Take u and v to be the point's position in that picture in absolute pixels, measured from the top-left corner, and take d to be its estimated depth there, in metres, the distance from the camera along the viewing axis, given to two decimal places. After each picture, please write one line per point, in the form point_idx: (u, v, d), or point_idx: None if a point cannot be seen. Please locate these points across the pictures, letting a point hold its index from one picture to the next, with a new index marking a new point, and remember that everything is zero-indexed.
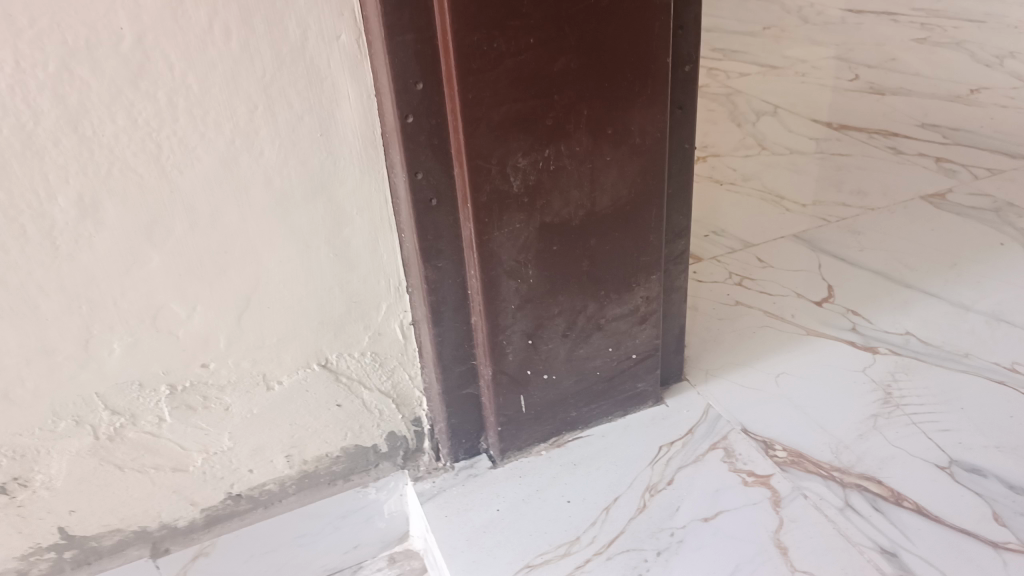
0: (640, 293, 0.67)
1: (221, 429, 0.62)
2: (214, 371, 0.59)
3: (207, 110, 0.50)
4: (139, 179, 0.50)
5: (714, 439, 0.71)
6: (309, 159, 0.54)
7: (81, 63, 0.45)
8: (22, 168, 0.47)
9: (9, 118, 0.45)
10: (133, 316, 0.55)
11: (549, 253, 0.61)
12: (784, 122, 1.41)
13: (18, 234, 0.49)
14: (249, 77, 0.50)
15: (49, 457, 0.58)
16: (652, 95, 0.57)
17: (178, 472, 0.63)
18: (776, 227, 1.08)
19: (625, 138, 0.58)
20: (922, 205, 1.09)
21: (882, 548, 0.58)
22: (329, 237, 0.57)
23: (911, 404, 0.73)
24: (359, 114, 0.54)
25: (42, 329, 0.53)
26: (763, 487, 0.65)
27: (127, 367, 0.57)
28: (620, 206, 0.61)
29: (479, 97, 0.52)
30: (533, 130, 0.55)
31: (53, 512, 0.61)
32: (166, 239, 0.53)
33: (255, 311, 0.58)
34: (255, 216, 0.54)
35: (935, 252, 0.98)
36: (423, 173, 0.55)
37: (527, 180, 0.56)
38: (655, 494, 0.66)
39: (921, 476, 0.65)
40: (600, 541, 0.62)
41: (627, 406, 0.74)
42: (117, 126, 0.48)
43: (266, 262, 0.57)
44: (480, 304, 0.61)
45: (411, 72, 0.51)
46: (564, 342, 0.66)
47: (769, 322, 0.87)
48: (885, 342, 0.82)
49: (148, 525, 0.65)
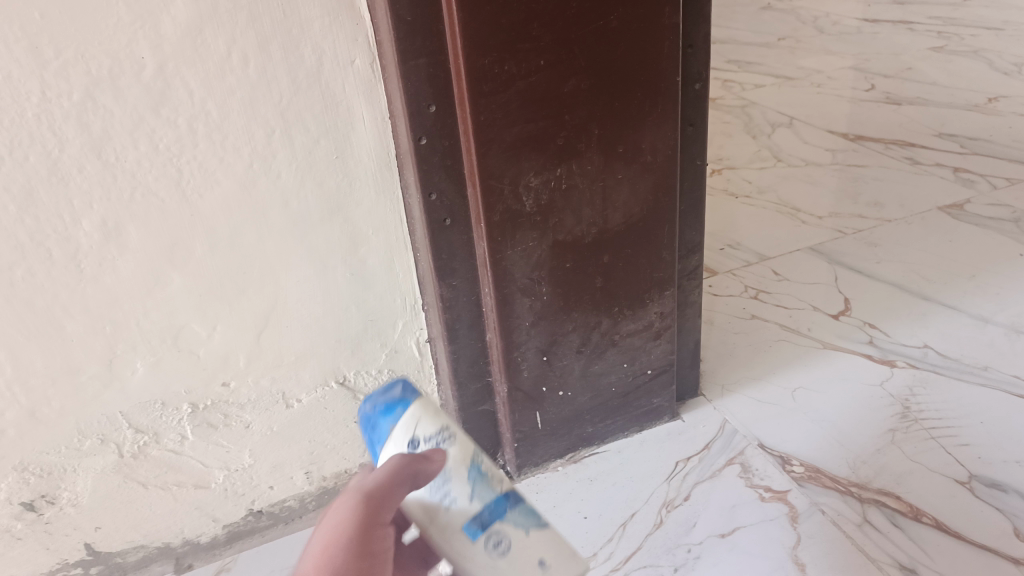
0: (653, 309, 0.68)
1: (241, 446, 0.64)
2: (234, 390, 0.61)
3: (227, 135, 0.51)
4: (162, 204, 0.52)
5: (730, 453, 0.71)
6: (326, 181, 0.55)
7: (105, 92, 0.47)
8: (49, 195, 0.49)
9: (37, 146, 0.47)
10: (155, 336, 0.56)
11: (562, 270, 0.61)
12: (800, 134, 1.39)
13: (45, 257, 0.50)
14: (267, 102, 0.51)
15: (75, 475, 0.59)
16: (663, 113, 0.58)
17: (199, 489, 0.64)
18: (793, 239, 1.08)
19: (636, 156, 0.59)
20: (939, 216, 1.09)
21: (901, 565, 0.58)
22: (346, 257, 0.59)
23: (929, 418, 0.72)
24: (374, 136, 0.55)
25: (68, 350, 0.54)
26: (780, 502, 0.64)
27: (151, 386, 0.58)
28: (632, 223, 0.62)
29: (492, 119, 0.52)
30: (544, 150, 0.55)
31: (78, 529, 0.62)
32: (188, 261, 0.54)
33: (273, 330, 0.60)
34: (274, 237, 0.56)
35: (954, 263, 0.97)
36: (437, 193, 0.56)
37: (539, 199, 0.57)
38: (671, 510, 0.66)
39: (940, 491, 0.64)
40: (616, 557, 0.62)
41: (643, 421, 0.75)
42: (140, 152, 0.49)
43: (284, 281, 0.58)
44: (494, 321, 0.62)
45: (424, 95, 0.52)
46: (578, 358, 0.67)
47: (785, 335, 0.87)
48: (902, 355, 0.82)
49: (171, 541, 0.67)
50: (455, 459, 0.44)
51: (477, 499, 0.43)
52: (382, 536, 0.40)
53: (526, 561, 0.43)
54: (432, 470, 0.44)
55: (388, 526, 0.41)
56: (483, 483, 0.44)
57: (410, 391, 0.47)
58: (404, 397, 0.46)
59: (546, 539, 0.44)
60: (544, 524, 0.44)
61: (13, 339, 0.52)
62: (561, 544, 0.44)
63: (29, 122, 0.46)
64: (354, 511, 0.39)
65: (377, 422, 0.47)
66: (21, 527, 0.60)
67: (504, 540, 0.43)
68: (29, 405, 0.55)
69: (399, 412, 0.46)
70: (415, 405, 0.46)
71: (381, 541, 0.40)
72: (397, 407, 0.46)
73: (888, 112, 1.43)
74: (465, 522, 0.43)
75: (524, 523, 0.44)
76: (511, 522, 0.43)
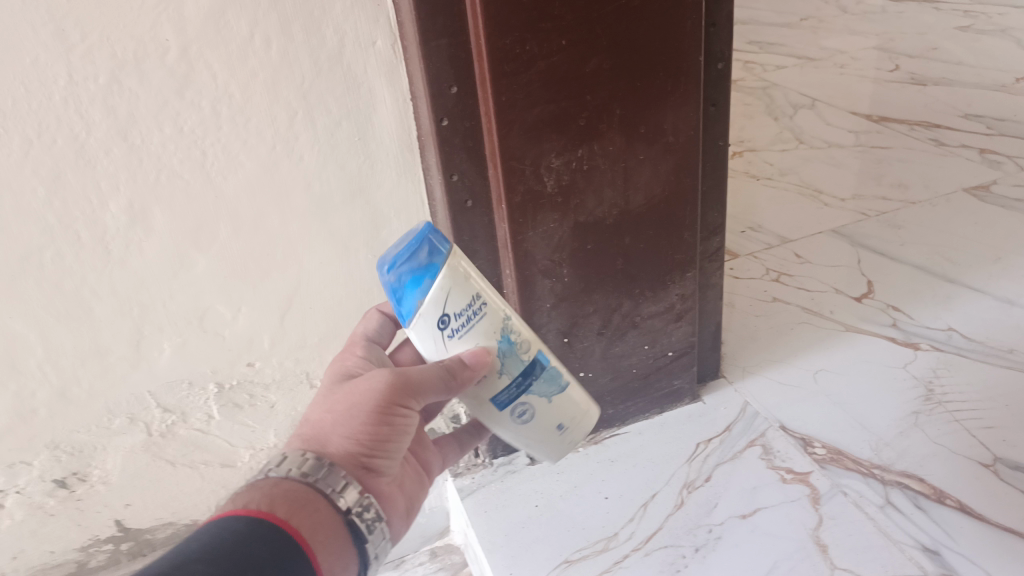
0: (675, 291, 0.67)
1: (267, 426, 0.65)
2: (259, 370, 0.62)
3: (250, 117, 0.51)
4: (187, 186, 0.52)
5: (751, 435, 0.71)
6: (348, 163, 0.55)
7: (130, 76, 0.47)
8: (77, 178, 0.49)
9: (65, 130, 0.48)
10: (181, 317, 0.57)
11: (583, 252, 0.61)
12: (824, 114, 1.36)
13: (73, 240, 0.51)
14: (289, 84, 0.51)
15: (105, 453, 0.61)
16: (685, 93, 0.57)
17: (225, 468, 0.66)
18: (815, 222, 1.07)
19: (658, 137, 0.58)
20: (965, 198, 1.07)
21: (924, 546, 0.57)
22: (368, 239, 0.59)
23: (953, 400, 0.72)
24: (396, 118, 0.55)
25: (97, 331, 0.55)
26: (802, 484, 0.64)
27: (178, 366, 0.59)
28: (654, 204, 0.61)
29: (513, 100, 0.52)
30: (565, 130, 0.55)
31: (109, 506, 0.64)
32: (213, 243, 0.55)
33: (297, 311, 0.60)
34: (297, 219, 0.56)
35: (979, 246, 0.96)
36: (459, 175, 0.56)
37: (560, 180, 0.57)
38: (692, 491, 0.66)
39: (963, 473, 0.64)
40: (637, 538, 0.63)
41: (664, 402, 0.75)
42: (165, 135, 0.50)
43: (308, 263, 0.58)
44: (516, 303, 0.62)
45: (445, 76, 0.52)
46: (599, 340, 0.67)
47: (807, 317, 0.87)
48: (926, 338, 0.81)
49: (199, 519, 0.68)
50: (487, 335, 0.48)
51: (506, 372, 0.49)
52: (402, 415, 0.47)
53: (547, 425, 0.53)
54: (466, 341, 0.48)
55: (412, 408, 0.48)
56: (512, 357, 0.49)
57: (437, 256, 0.45)
58: (433, 266, 0.45)
59: (563, 402, 0.53)
60: (561, 386, 0.52)
61: (44, 320, 0.53)
62: (573, 408, 0.53)
63: (57, 106, 0.47)
64: (384, 392, 0.46)
65: (403, 293, 0.46)
66: (53, 504, 0.62)
67: (529, 410, 0.51)
68: (60, 385, 0.56)
69: (428, 285, 0.45)
70: (444, 275, 0.45)
71: (400, 418, 0.47)
72: (425, 280, 0.45)
73: (911, 93, 1.36)
74: (493, 394, 0.50)
75: (547, 391, 0.52)
76: (538, 392, 0.51)
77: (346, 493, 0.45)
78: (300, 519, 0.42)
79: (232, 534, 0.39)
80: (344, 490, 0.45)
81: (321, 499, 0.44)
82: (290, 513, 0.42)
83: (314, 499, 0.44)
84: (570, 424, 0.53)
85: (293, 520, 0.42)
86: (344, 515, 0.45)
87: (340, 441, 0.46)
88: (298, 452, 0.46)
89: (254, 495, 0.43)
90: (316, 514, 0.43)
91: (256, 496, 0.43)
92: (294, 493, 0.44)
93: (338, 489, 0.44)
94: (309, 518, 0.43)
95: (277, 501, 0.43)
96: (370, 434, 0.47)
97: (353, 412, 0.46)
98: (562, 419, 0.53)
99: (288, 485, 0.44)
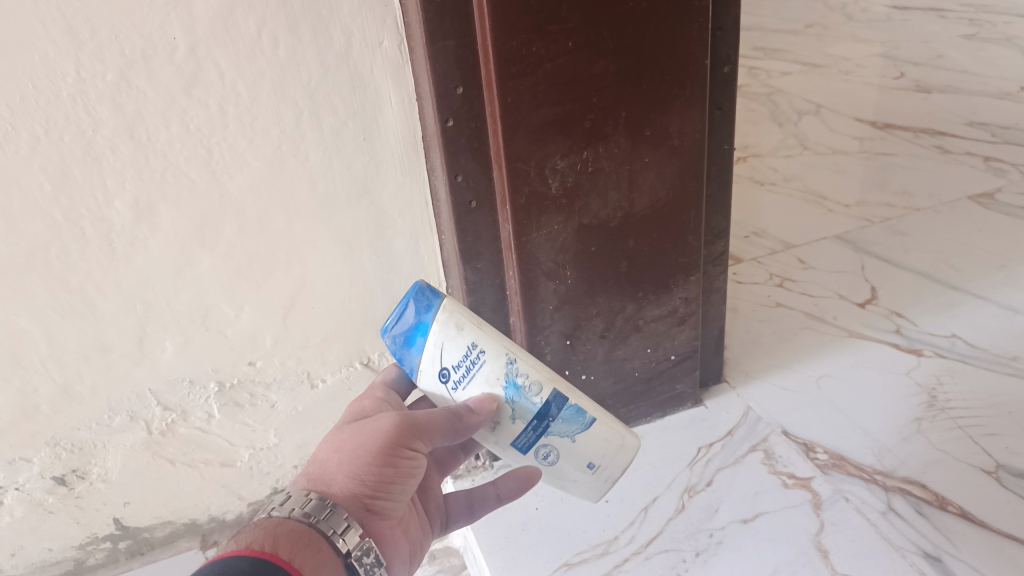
0: (678, 295, 0.67)
1: (267, 425, 0.65)
2: (261, 369, 0.62)
3: (256, 116, 0.51)
4: (192, 184, 0.52)
5: (754, 440, 0.70)
6: (353, 163, 0.55)
7: (138, 73, 0.47)
8: (83, 175, 0.49)
9: (72, 126, 0.48)
10: (184, 315, 0.57)
11: (587, 254, 0.61)
12: (828, 121, 1.34)
13: (79, 237, 0.51)
14: (296, 84, 0.51)
15: (106, 451, 0.61)
16: (691, 97, 0.57)
17: (226, 466, 0.66)
18: (818, 227, 1.07)
19: (664, 140, 0.58)
20: (968, 205, 1.07)
21: (926, 552, 0.57)
22: (372, 239, 0.59)
23: (955, 407, 0.72)
24: (402, 118, 0.55)
25: (100, 328, 0.55)
26: (804, 490, 0.64)
27: (179, 364, 0.59)
28: (659, 208, 0.61)
29: (519, 101, 0.52)
30: (571, 132, 0.55)
31: (108, 504, 0.64)
32: (217, 242, 0.55)
33: (300, 311, 0.60)
34: (301, 219, 0.56)
35: (983, 253, 0.95)
36: (463, 175, 0.56)
37: (565, 182, 0.57)
38: (694, 495, 0.66)
39: (965, 480, 0.64)
40: (638, 541, 0.62)
41: (666, 407, 0.75)
42: (171, 133, 0.50)
43: (311, 264, 0.58)
44: (519, 304, 0.62)
45: (452, 76, 0.52)
46: (602, 343, 0.67)
47: (811, 323, 0.86)
48: (930, 345, 0.81)
49: (198, 517, 0.68)
50: (490, 382, 0.49)
51: (518, 416, 0.50)
52: (409, 460, 0.46)
53: (577, 465, 0.52)
54: (472, 391, 0.50)
55: (418, 456, 0.47)
56: (521, 401, 0.50)
57: (425, 313, 0.49)
58: (423, 321, 0.49)
59: (588, 441, 0.52)
60: (585, 423, 0.51)
61: (48, 317, 0.53)
62: (602, 446, 0.52)
63: (64, 103, 0.47)
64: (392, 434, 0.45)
65: (403, 352, 0.51)
66: (53, 502, 0.62)
67: (552, 452, 0.52)
68: (62, 382, 0.56)
69: (420, 342, 0.49)
70: (433, 332, 0.49)
71: (407, 462, 0.47)
72: (417, 338, 0.49)
73: (916, 100, 1.33)
74: (511, 439, 0.51)
75: (568, 431, 0.51)
76: (557, 433, 0.51)
77: (347, 535, 0.44)
78: (301, 560, 0.42)
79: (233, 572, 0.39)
80: (346, 533, 0.44)
81: (322, 540, 0.44)
82: (292, 553, 0.42)
83: (316, 540, 0.43)
84: (602, 462, 0.53)
85: (295, 560, 0.42)
86: (343, 558, 0.44)
87: (344, 482, 0.46)
88: (302, 492, 0.46)
89: (257, 534, 0.43)
90: (317, 555, 0.43)
91: (259, 535, 0.43)
92: (297, 533, 0.43)
93: (340, 531, 0.44)
94: (310, 559, 0.42)
95: (279, 540, 0.42)
96: (376, 476, 0.46)
97: (360, 453, 0.46)
98: (590, 459, 0.52)
99: (290, 524, 0.44)
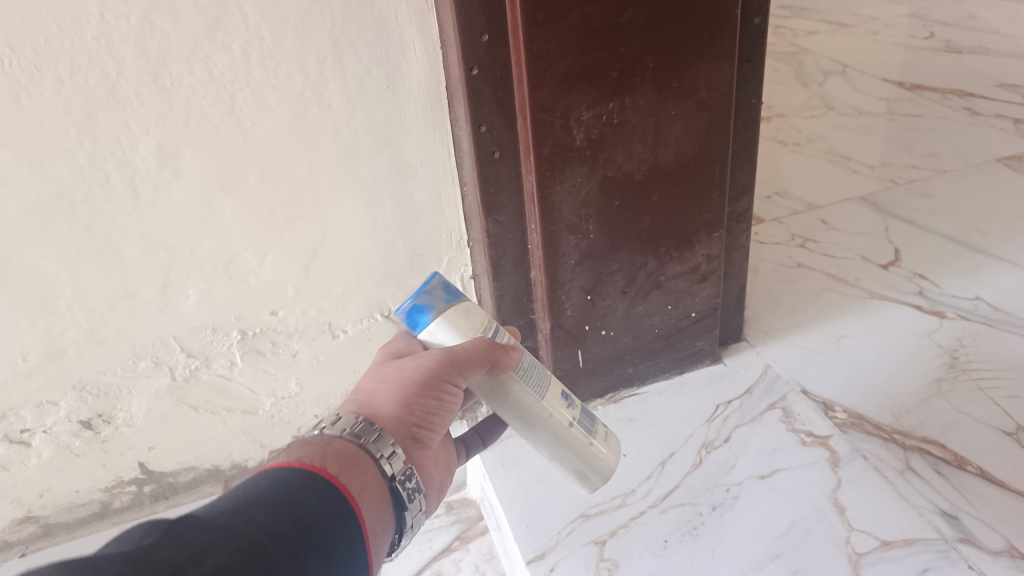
0: (700, 252, 0.67)
1: (289, 374, 0.65)
2: (283, 318, 0.62)
3: (280, 62, 0.51)
4: (216, 130, 0.52)
5: (772, 398, 0.70)
6: (376, 112, 0.55)
7: (162, 16, 0.47)
8: (108, 118, 0.49)
9: (96, 69, 0.47)
10: (208, 262, 0.57)
11: (610, 208, 0.61)
12: (855, 83, 1.29)
13: (103, 181, 0.51)
14: (320, 29, 0.50)
15: (130, 396, 0.62)
16: (720, 48, 0.56)
17: (248, 414, 0.67)
18: (841, 189, 1.06)
19: (691, 92, 0.57)
20: (997, 168, 1.05)
21: (943, 511, 0.57)
22: (394, 189, 0.59)
23: (977, 368, 0.71)
24: (425, 66, 0.55)
25: (125, 273, 0.56)
26: (821, 447, 0.64)
27: (203, 312, 0.59)
28: (684, 161, 0.60)
29: (545, 49, 0.51)
30: (597, 83, 0.54)
31: (133, 448, 0.65)
32: (241, 188, 0.55)
33: (322, 261, 0.60)
34: (324, 167, 0.56)
35: (1010, 217, 0.94)
36: (487, 126, 0.55)
37: (590, 133, 0.56)
38: (711, 451, 0.66)
39: (985, 441, 0.63)
40: (655, 495, 0.63)
41: (684, 364, 0.75)
42: (195, 78, 0.50)
43: (334, 213, 0.58)
44: (540, 257, 0.61)
45: (477, 23, 0.51)
46: (622, 299, 0.67)
47: (832, 284, 0.86)
48: (953, 307, 0.80)
49: (220, 464, 0.69)
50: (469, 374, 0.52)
51: None
52: (451, 392, 0.48)
53: None
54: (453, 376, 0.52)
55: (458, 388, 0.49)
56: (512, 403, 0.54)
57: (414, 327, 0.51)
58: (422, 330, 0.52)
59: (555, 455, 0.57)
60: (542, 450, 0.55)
61: (73, 261, 0.54)
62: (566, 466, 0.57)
63: (89, 45, 0.47)
64: (436, 368, 0.47)
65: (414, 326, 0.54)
66: (79, 445, 0.63)
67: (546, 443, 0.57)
68: (87, 326, 0.57)
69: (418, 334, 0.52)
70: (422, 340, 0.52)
71: (448, 394, 0.49)
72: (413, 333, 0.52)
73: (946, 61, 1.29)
74: None
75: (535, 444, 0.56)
76: None
77: (393, 460, 0.45)
78: (349, 477, 0.42)
79: (289, 484, 0.39)
80: (391, 458, 0.45)
81: (368, 462, 0.44)
82: (340, 470, 0.42)
83: (363, 461, 0.44)
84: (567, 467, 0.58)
85: (344, 476, 0.42)
86: (388, 481, 0.44)
87: (392, 409, 0.47)
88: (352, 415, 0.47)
89: (308, 449, 0.43)
90: (362, 475, 0.43)
91: (311, 451, 0.43)
92: (345, 453, 0.44)
93: (387, 455, 0.45)
94: (356, 477, 0.42)
95: (329, 458, 0.43)
96: (420, 406, 0.48)
97: (406, 384, 0.48)
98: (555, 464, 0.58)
99: (340, 445, 0.44)
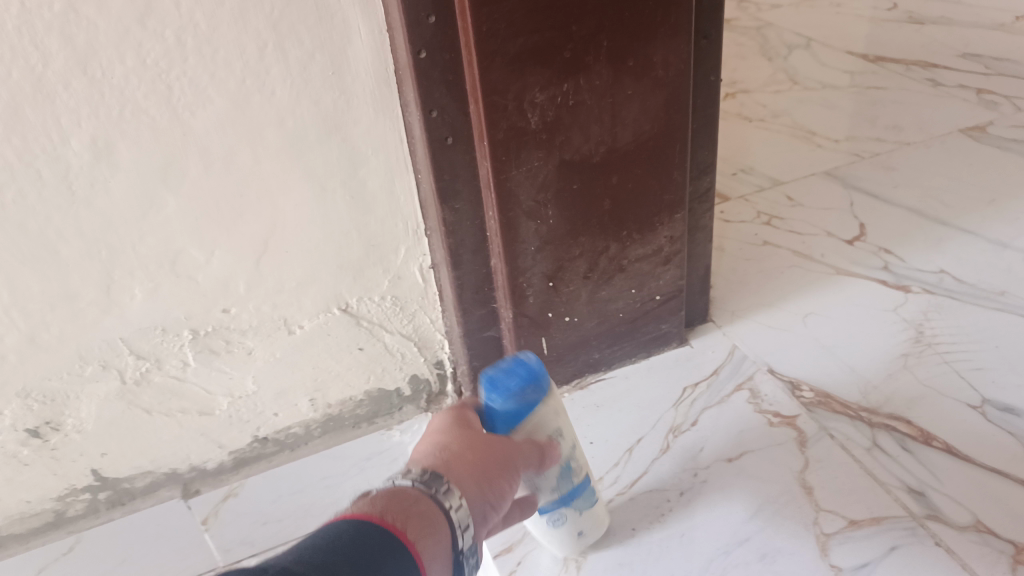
0: (663, 234, 0.66)
1: (244, 372, 0.63)
2: (236, 316, 0.60)
3: (218, 49, 0.48)
4: (152, 122, 0.50)
5: (739, 379, 0.70)
6: (322, 98, 0.53)
7: (88, 3, 0.44)
8: (35, 112, 0.47)
9: (19, 61, 0.45)
10: (152, 261, 0.55)
11: (569, 192, 0.59)
12: (818, 56, 1.28)
13: (35, 179, 0.49)
14: (258, 13, 0.48)
15: (78, 402, 0.59)
16: (676, 24, 0.54)
17: (204, 415, 0.65)
18: (806, 164, 1.05)
19: (647, 70, 0.56)
20: (960, 139, 1.05)
21: (910, 488, 0.57)
22: (344, 178, 0.57)
23: (943, 342, 0.71)
24: (371, 50, 0.52)
25: (64, 275, 0.53)
26: (788, 428, 0.64)
27: (150, 312, 0.57)
28: (643, 141, 0.59)
29: (494, 29, 0.49)
30: (550, 63, 0.52)
31: (85, 454, 0.63)
32: (183, 182, 0.53)
33: (273, 255, 0.58)
34: (270, 157, 0.54)
35: (973, 188, 0.94)
36: (438, 110, 0.54)
37: (545, 116, 0.54)
38: (678, 435, 0.65)
39: (951, 415, 0.63)
40: (622, 482, 0.62)
41: (651, 347, 0.74)
42: (127, 67, 0.47)
43: (283, 206, 0.56)
44: (498, 244, 0.60)
45: (423, 3, 0.49)
46: (585, 284, 0.65)
47: (797, 261, 0.85)
48: (917, 280, 0.80)
49: (178, 467, 0.67)
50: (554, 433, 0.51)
51: (558, 486, 0.52)
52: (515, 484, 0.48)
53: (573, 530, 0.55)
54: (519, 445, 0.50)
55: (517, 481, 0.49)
56: (565, 480, 0.52)
57: (539, 394, 0.50)
58: (534, 399, 0.49)
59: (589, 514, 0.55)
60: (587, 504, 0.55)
61: (8, 264, 0.51)
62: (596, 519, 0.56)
63: (10, 36, 0.44)
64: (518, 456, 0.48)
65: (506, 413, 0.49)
66: (28, 453, 0.61)
67: (562, 518, 0.54)
68: (28, 330, 0.55)
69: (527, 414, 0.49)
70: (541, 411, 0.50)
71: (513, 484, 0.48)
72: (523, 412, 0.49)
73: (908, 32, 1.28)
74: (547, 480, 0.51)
75: (582, 505, 0.54)
76: (575, 507, 0.54)
77: (465, 534, 0.43)
78: (426, 546, 0.40)
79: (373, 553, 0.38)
80: (465, 531, 0.43)
81: (446, 531, 0.42)
82: (419, 538, 0.40)
83: (443, 526, 0.42)
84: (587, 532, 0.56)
85: (420, 544, 0.40)
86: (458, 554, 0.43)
87: (475, 480, 0.45)
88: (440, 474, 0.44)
89: (391, 505, 0.42)
90: (436, 544, 0.41)
91: (395, 509, 0.41)
92: (428, 516, 0.42)
93: (463, 526, 0.43)
94: (432, 546, 0.41)
95: (411, 519, 0.41)
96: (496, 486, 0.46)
97: (494, 459, 0.46)
98: (581, 529, 0.55)
99: (427, 504, 0.43)
